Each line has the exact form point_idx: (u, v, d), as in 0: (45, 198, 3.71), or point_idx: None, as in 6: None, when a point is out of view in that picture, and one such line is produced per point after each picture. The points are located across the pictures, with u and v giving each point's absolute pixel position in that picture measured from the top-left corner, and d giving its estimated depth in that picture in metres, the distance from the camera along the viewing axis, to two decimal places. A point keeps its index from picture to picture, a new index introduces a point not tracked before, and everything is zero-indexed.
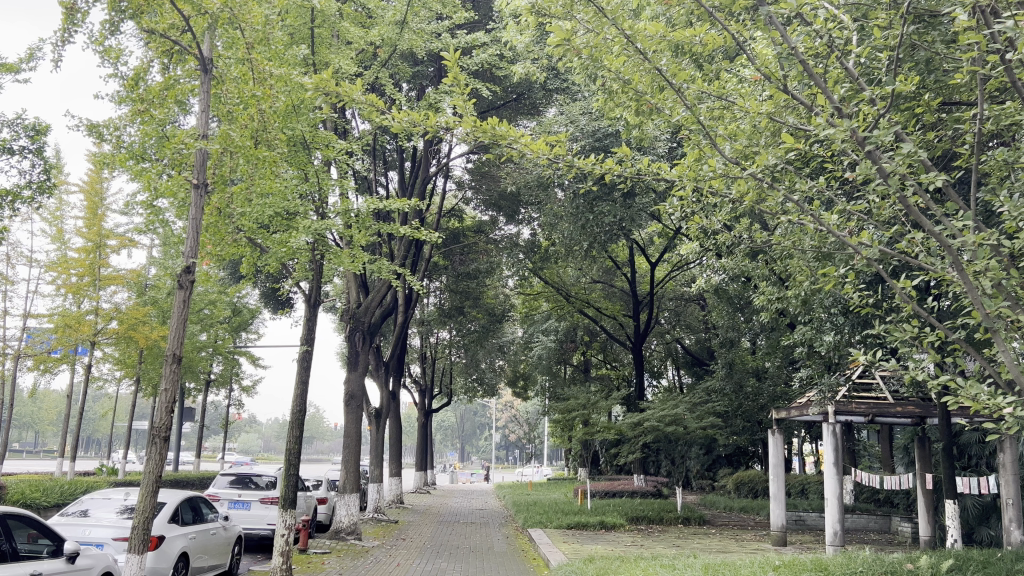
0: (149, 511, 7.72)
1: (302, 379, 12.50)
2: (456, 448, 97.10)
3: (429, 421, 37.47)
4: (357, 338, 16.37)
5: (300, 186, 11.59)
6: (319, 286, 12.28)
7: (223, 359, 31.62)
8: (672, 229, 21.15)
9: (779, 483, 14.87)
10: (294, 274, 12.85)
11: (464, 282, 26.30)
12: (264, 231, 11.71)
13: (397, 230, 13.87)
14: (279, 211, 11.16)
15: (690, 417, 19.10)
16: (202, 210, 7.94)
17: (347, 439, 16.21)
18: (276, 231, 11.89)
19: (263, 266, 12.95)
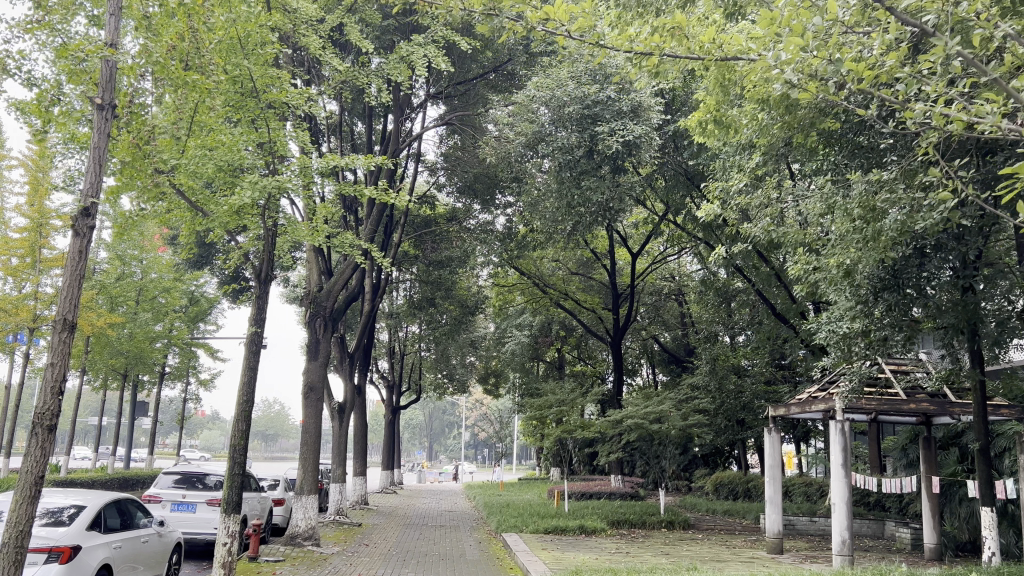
0: (23, 521, 6.35)
1: (251, 365, 11.09)
2: (424, 447, 95.60)
3: (397, 418, 35.97)
4: (318, 324, 14.87)
5: (249, 137, 10.18)
6: (272, 262, 10.94)
7: (179, 351, 29.90)
8: (657, 215, 19.98)
9: (775, 485, 13.71)
10: (244, 245, 11.46)
11: (435, 271, 24.98)
12: (207, 190, 10.29)
13: (363, 196, 12.46)
14: (221, 164, 9.77)
15: (675, 414, 17.93)
16: (105, 136, 6.83)
17: (305, 435, 14.75)
18: (223, 190, 10.46)
19: (209, 233, 11.48)
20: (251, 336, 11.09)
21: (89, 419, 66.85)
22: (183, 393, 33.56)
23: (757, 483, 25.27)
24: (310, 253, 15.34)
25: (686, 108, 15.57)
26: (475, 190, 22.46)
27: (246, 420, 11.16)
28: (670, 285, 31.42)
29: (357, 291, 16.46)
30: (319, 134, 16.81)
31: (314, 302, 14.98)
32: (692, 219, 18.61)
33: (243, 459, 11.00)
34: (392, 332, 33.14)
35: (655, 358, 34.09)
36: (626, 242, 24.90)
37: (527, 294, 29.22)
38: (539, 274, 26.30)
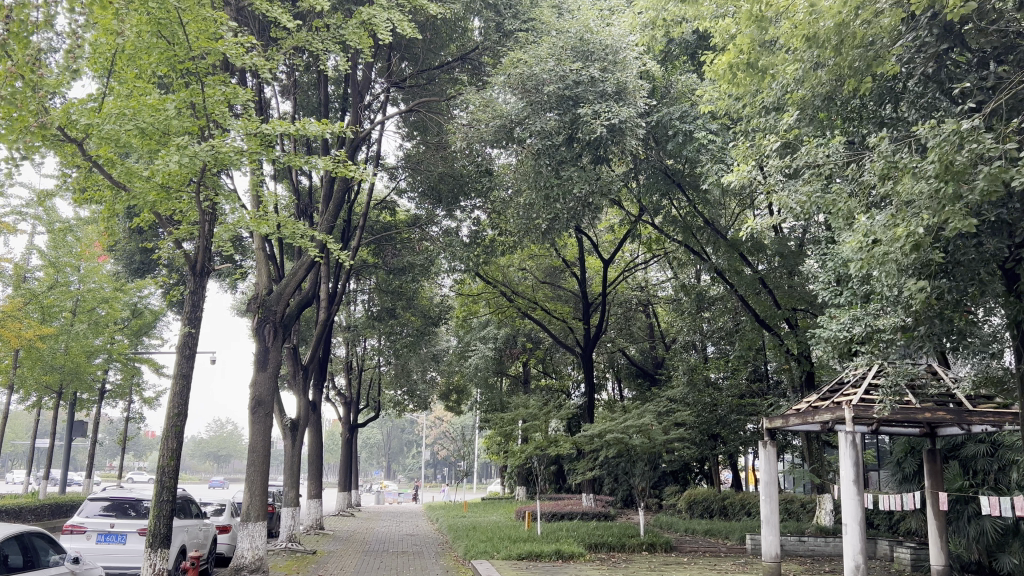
0: None
1: (184, 372, 9.80)
2: (381, 467, 93.39)
3: (355, 436, 34.30)
4: (266, 331, 13.38)
5: (182, 94, 9.33)
6: (209, 253, 10.02)
7: (122, 367, 28.05)
8: (632, 217, 18.99)
9: (771, 504, 12.61)
10: (180, 231, 10.33)
11: (396, 278, 23.66)
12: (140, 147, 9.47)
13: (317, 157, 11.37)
14: (144, 124, 8.99)
15: (657, 428, 16.70)
16: None
17: (253, 454, 13.21)
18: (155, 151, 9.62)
19: (144, 208, 10.10)
20: (186, 335, 9.87)
21: (26, 442, 63.43)
22: (127, 412, 31.59)
23: (733, 500, 24.28)
24: (258, 253, 13.88)
25: (670, 98, 14.59)
26: (436, 193, 21.16)
27: (181, 432, 9.83)
28: (640, 296, 30.44)
29: (311, 295, 14.99)
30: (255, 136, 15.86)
31: (262, 306, 13.50)
32: (670, 223, 17.66)
33: (175, 479, 9.60)
34: (350, 346, 31.63)
35: (622, 371, 33.11)
36: (597, 248, 23.89)
37: (492, 304, 28.03)
38: (506, 282, 25.10)
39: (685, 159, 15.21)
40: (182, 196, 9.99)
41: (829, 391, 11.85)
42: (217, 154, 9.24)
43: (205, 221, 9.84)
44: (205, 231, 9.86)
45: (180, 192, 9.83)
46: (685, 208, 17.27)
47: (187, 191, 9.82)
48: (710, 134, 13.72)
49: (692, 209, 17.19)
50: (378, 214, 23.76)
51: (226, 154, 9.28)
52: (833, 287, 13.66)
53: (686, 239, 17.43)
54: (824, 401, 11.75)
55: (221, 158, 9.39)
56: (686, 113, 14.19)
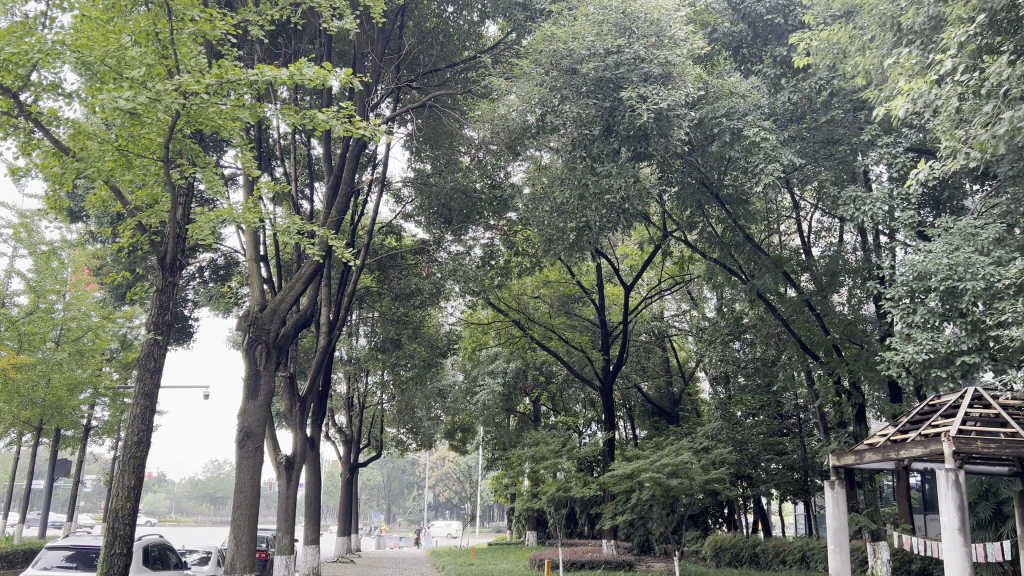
0: None
1: (144, 391, 8.74)
2: (381, 510, 90.72)
3: (354, 477, 32.44)
4: (258, 352, 11.64)
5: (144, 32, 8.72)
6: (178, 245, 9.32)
7: (109, 402, 26.37)
8: (659, 234, 17.65)
9: (842, 556, 10.83)
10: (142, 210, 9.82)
11: (402, 306, 22.20)
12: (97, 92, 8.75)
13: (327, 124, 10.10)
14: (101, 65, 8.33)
15: (697, 467, 14.89)
16: None
17: (239, 493, 11.21)
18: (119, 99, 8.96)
19: (120, 176, 9.38)
20: (153, 342, 9.06)
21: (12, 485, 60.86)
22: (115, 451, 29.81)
23: (766, 547, 22.40)
24: (249, 265, 12.28)
25: (711, 97, 13.36)
26: (444, 212, 19.93)
27: (140, 469, 8.72)
28: (657, 328, 28.99)
29: (310, 315, 13.32)
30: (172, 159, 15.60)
31: (253, 324, 11.79)
32: (703, 239, 16.34)
33: (129, 526, 8.53)
34: (352, 381, 30.00)
35: (638, 409, 31.46)
36: (618, 272, 22.50)
37: (503, 336, 26.56)
38: (520, 310, 23.71)
39: (726, 166, 13.95)
40: (144, 160, 9.37)
41: (914, 422, 10.18)
42: (186, 109, 8.66)
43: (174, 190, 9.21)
44: (172, 211, 9.27)
45: (144, 157, 9.29)
46: (722, 223, 15.94)
47: (152, 156, 9.37)
48: (763, 131, 12.42)
49: (730, 223, 15.85)
50: (382, 238, 22.48)
51: (196, 111, 8.69)
52: (900, 304, 12.12)
53: (722, 257, 16.07)
54: (906, 433, 10.18)
55: (194, 114, 8.84)
56: (734, 109, 12.94)
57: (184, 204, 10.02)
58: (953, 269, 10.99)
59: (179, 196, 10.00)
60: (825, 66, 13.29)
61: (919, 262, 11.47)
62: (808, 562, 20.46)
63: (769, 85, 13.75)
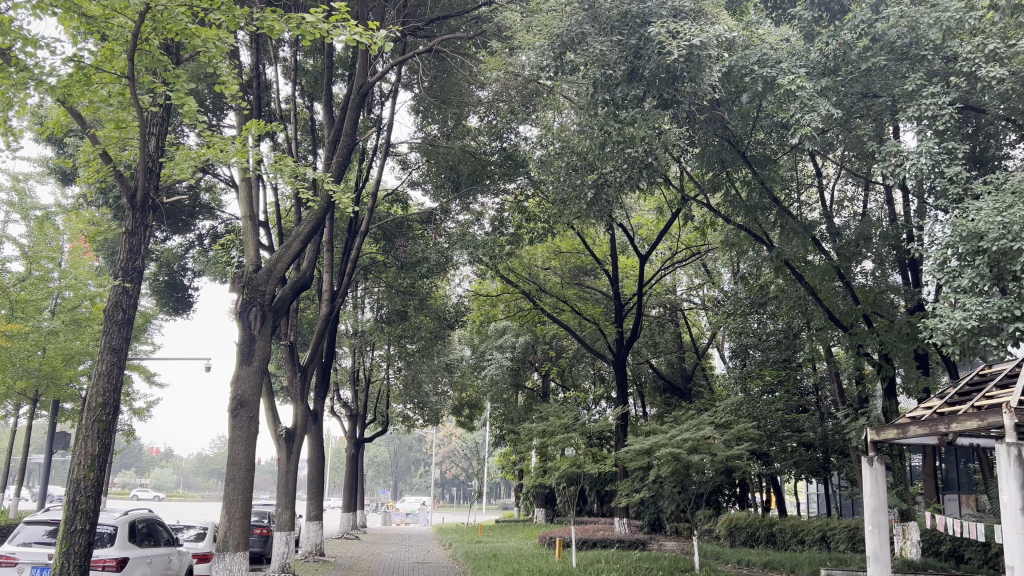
0: None
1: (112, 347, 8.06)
2: (388, 486, 90.78)
3: (360, 451, 31.87)
4: (252, 315, 10.86)
5: None
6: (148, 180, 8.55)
7: None
8: (677, 198, 16.86)
9: (879, 538, 10.03)
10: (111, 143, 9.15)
11: (407, 276, 21.47)
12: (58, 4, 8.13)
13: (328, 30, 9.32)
14: None
15: (719, 441, 14.09)
16: None
17: (231, 466, 10.43)
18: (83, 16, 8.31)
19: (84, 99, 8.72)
20: (119, 292, 8.36)
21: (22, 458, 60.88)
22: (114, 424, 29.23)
23: (783, 527, 21.65)
24: (245, 224, 11.47)
25: (740, 44, 12.47)
26: (452, 175, 19.11)
27: (107, 433, 7.96)
28: (671, 302, 28.18)
29: (309, 277, 12.50)
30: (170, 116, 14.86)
31: (247, 285, 10.99)
32: (726, 202, 15.55)
33: (93, 499, 7.76)
34: (357, 355, 29.38)
35: (649, 385, 30.72)
36: (632, 241, 21.69)
37: (512, 308, 25.85)
38: (531, 280, 23.02)
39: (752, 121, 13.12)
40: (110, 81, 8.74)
41: (962, 394, 9.34)
42: (151, 10, 8.12)
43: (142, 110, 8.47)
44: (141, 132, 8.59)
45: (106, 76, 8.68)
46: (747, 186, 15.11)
47: (115, 76, 8.75)
48: (797, 77, 11.56)
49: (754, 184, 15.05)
50: (388, 205, 21.75)
51: (162, 11, 8.15)
52: (945, 268, 11.31)
53: (746, 222, 15.28)
54: (953, 406, 9.34)
55: (159, 17, 8.31)
56: (767, 56, 12.12)
57: (156, 134, 9.13)
58: (1006, 228, 10.18)
59: (152, 125, 9.16)
60: (863, 11, 12.40)
61: (966, 220, 10.66)
62: (828, 542, 19.70)
63: (802, 35, 12.89)
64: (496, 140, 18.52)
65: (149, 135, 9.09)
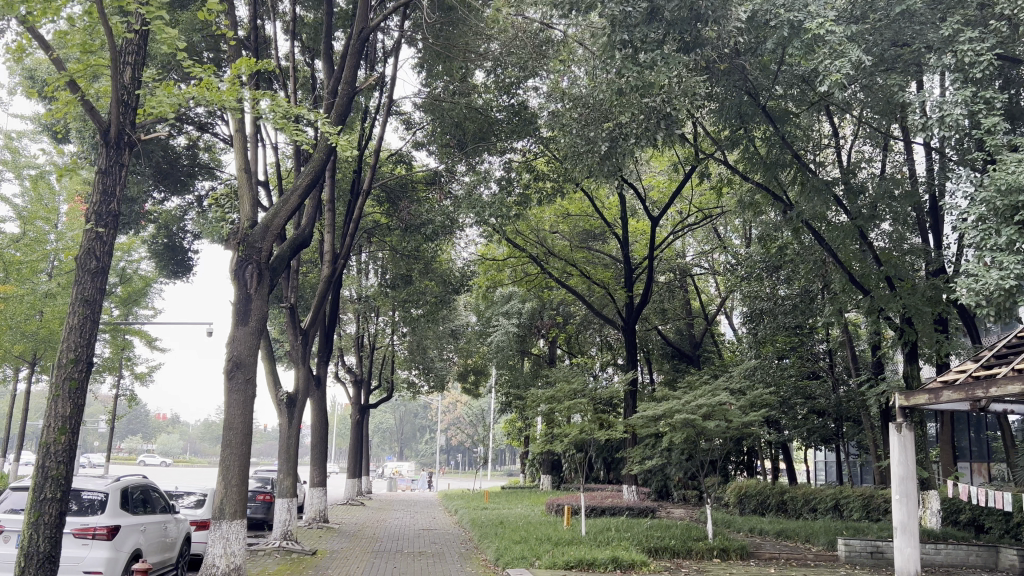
0: None
1: (83, 297, 7.58)
2: (394, 452, 91.08)
3: (364, 417, 31.57)
4: (248, 273, 10.32)
5: None
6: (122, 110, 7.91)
7: (108, 338, 25.58)
8: (692, 155, 16.25)
9: (906, 507, 9.57)
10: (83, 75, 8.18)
11: (412, 239, 20.92)
12: None
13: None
14: None
15: (735, 407, 13.59)
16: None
17: (227, 431, 9.96)
18: None
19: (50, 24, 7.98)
20: (92, 238, 7.79)
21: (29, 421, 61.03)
22: (116, 389, 28.91)
23: (794, 495, 21.28)
24: (240, 177, 10.86)
25: None
26: (457, 134, 18.57)
27: (80, 392, 7.39)
28: (681, 267, 27.62)
29: (309, 235, 11.93)
30: (165, 68, 14.24)
31: (243, 242, 10.43)
32: (744, 158, 14.91)
33: (63, 464, 7.24)
34: (362, 321, 28.94)
35: (657, 351, 30.27)
36: (643, 202, 21.07)
37: (518, 273, 25.34)
38: (538, 243, 22.44)
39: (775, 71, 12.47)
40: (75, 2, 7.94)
41: (1000, 358, 8.84)
42: None
43: (108, 30, 7.67)
44: (112, 56, 7.79)
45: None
46: (767, 141, 14.46)
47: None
48: (826, 22, 10.87)
49: (774, 139, 14.40)
50: (392, 166, 21.14)
51: None
52: (980, 225, 10.72)
53: (766, 179, 14.66)
54: (991, 369, 8.82)
55: None
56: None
57: (130, 63, 8.23)
58: None
59: (126, 54, 8.28)
60: None
61: (1008, 174, 10.04)
62: (842, 511, 19.28)
63: None
64: (504, 96, 17.90)
65: (122, 65, 8.20)
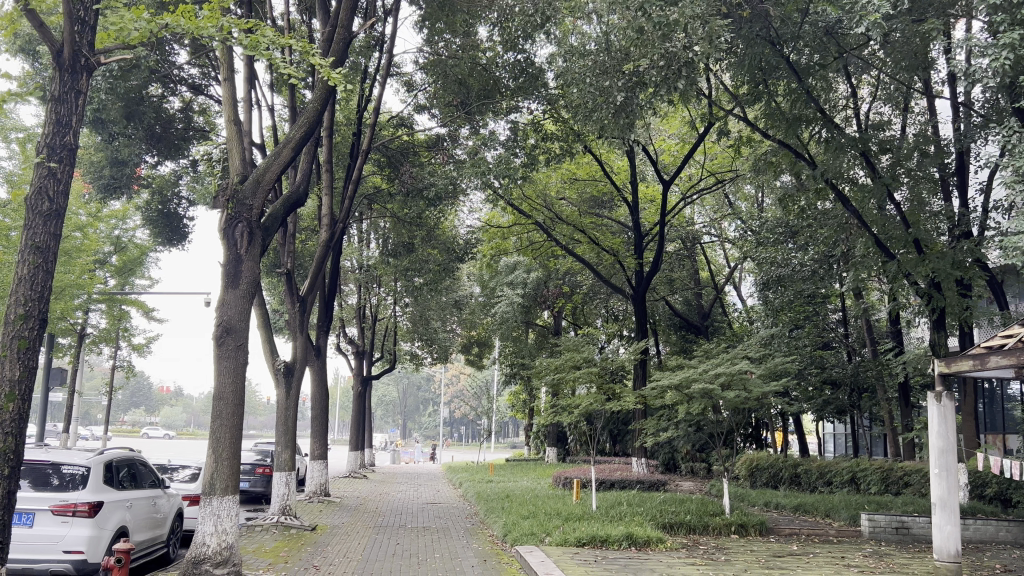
0: None
1: (32, 245, 6.83)
2: (398, 425, 90.97)
3: (367, 389, 31.03)
4: (239, 232, 9.61)
5: None
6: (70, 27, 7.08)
7: (104, 308, 24.92)
8: (708, 114, 15.45)
9: (946, 480, 8.94)
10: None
11: (414, 204, 20.20)
12: None
13: None
14: None
15: (756, 375, 12.90)
16: None
17: (217, 402, 9.31)
18: None
19: None
20: (45, 176, 7.05)
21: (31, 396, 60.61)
22: (113, 360, 28.34)
23: (809, 468, 20.69)
24: (229, 129, 10.10)
25: None
26: (461, 94, 17.60)
27: (31, 354, 6.69)
28: (690, 235, 26.86)
29: (305, 192, 11.20)
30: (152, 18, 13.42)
31: (233, 199, 9.70)
32: (765, 114, 14.13)
33: (16, 435, 6.56)
34: (364, 291, 28.28)
35: (665, 322, 29.62)
36: (654, 166, 20.30)
37: (524, 241, 24.61)
38: (545, 209, 21.69)
39: None
40: None
41: None
42: None
43: None
44: None
45: None
46: (790, 95, 13.68)
47: None
48: None
49: (798, 94, 13.62)
50: (392, 129, 20.37)
51: None
52: None
53: (788, 137, 13.91)
54: None
55: None
56: None
57: None
58: None
59: None
60: None
61: None
62: (859, 484, 18.67)
63: None
64: (510, 53, 17.14)
65: None
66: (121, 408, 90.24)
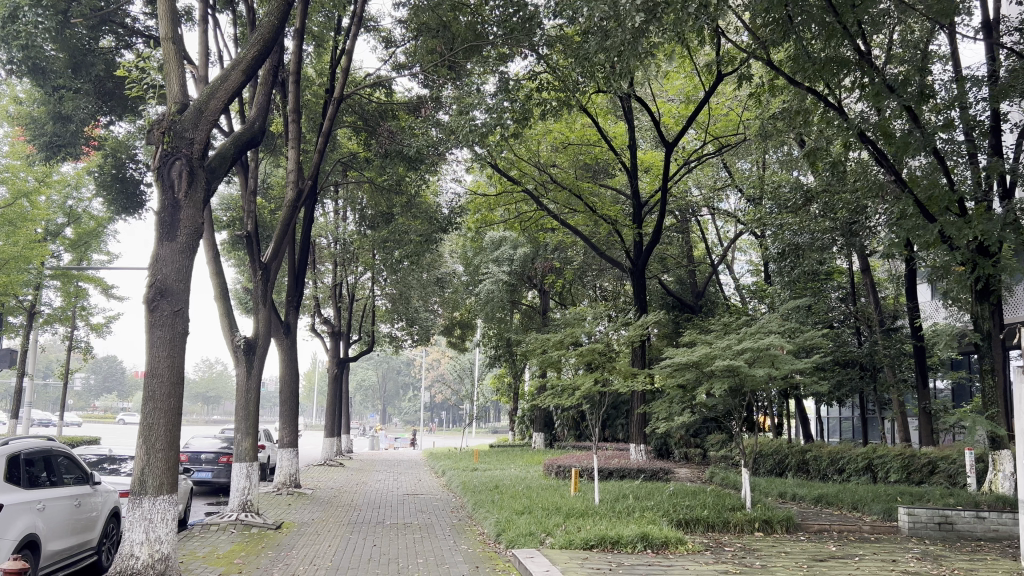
0: None
1: None
2: (377, 410, 89.23)
3: (344, 371, 29.26)
4: (176, 171, 7.89)
5: None
6: None
7: (58, 282, 22.92)
8: (725, 60, 13.82)
9: None
10: None
11: (393, 169, 18.46)
12: None
13: None
14: None
15: (783, 351, 11.35)
16: None
17: (150, 381, 7.57)
18: None
19: None
20: None
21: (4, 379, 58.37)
22: (70, 341, 26.38)
23: (818, 453, 19.30)
24: (166, 47, 8.32)
25: None
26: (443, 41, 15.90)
27: None
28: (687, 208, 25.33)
29: (263, 129, 9.47)
30: None
31: (170, 131, 7.95)
32: (791, 56, 12.52)
33: None
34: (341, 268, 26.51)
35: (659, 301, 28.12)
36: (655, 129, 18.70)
37: (511, 213, 23.00)
38: (535, 177, 20.03)
39: None
40: None
41: None
42: None
43: None
44: None
45: None
46: (822, 35, 12.09)
47: None
48: None
49: (829, 35, 12.02)
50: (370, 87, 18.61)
51: None
52: None
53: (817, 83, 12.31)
54: None
55: None
56: None
57: None
58: None
59: None
60: None
61: None
62: (875, 471, 17.26)
63: None
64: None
65: None
66: (92, 393, 87.68)
